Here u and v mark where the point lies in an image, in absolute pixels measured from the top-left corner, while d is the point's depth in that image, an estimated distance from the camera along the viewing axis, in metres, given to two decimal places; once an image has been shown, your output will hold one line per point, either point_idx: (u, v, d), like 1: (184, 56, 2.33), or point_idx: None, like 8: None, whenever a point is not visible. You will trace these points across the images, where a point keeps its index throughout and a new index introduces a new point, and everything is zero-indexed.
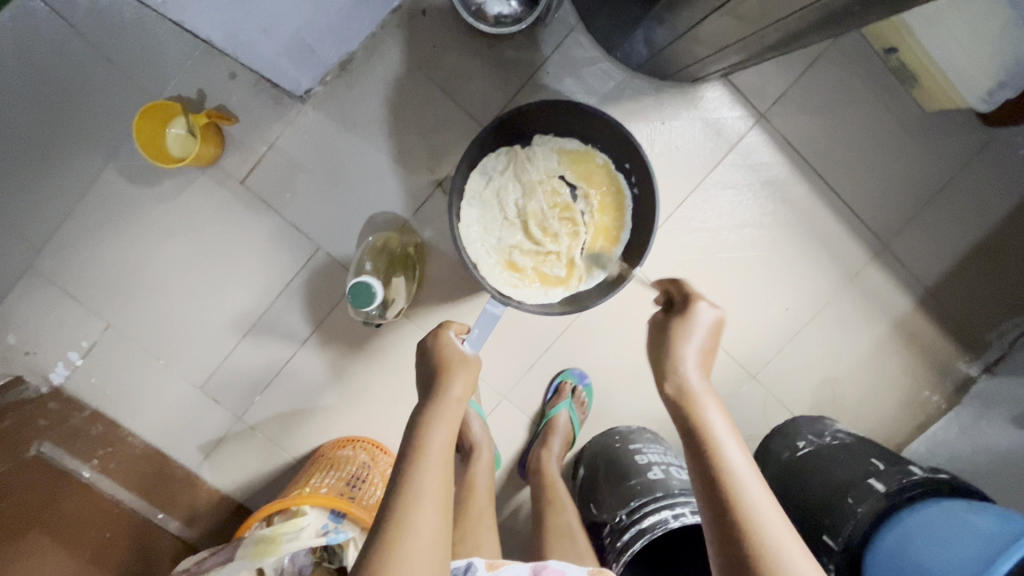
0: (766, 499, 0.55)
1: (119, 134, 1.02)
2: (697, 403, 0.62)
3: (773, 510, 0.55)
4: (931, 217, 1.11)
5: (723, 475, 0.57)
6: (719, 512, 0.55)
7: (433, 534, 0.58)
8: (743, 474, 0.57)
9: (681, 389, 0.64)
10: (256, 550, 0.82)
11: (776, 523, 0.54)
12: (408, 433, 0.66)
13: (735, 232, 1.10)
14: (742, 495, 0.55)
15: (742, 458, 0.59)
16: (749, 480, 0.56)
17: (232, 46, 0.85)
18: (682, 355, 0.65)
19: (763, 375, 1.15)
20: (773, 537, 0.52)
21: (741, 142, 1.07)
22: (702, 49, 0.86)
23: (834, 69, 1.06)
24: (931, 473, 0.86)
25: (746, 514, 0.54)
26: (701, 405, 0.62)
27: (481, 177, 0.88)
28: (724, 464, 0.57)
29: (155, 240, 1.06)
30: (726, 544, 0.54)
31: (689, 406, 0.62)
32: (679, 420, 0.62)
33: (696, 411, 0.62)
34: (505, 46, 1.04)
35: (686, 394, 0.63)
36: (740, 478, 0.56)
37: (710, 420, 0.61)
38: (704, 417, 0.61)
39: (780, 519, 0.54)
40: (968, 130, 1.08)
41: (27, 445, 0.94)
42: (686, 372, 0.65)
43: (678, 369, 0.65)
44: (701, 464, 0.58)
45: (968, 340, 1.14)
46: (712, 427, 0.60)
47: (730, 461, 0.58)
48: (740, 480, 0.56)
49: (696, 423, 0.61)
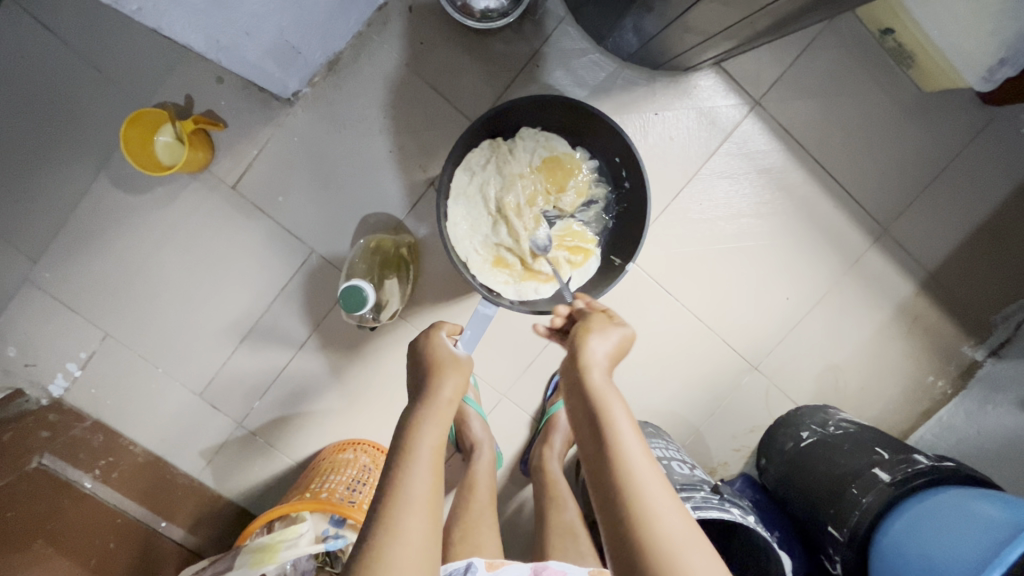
0: (673, 508, 0.53)
1: (107, 143, 1.01)
2: (605, 404, 0.59)
3: (680, 519, 0.53)
4: (933, 199, 1.09)
5: (632, 489, 0.53)
6: (625, 535, 0.52)
7: (421, 540, 0.57)
8: (650, 479, 0.54)
9: (592, 390, 0.60)
10: (253, 558, 0.83)
11: (680, 534, 0.52)
12: (396, 437, 0.65)
13: (733, 222, 1.08)
14: (647, 499, 0.53)
15: (647, 459, 0.56)
16: (657, 488, 0.54)
17: (213, 50, 0.82)
18: (591, 356, 0.62)
19: (765, 366, 1.14)
20: (679, 554, 0.50)
21: (736, 130, 1.06)
22: (693, 36, 0.84)
23: (829, 51, 1.04)
24: (938, 461, 0.84)
25: (653, 530, 0.52)
26: (610, 405, 0.59)
27: (465, 173, 0.86)
28: (631, 470, 0.55)
29: (148, 247, 1.05)
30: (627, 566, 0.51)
31: (600, 409, 0.59)
32: (586, 422, 0.59)
33: (604, 410, 0.59)
34: (493, 40, 1.03)
35: (595, 395, 0.60)
36: (646, 479, 0.54)
37: (617, 420, 0.58)
38: (614, 418, 0.58)
39: (686, 528, 0.53)
40: (968, 109, 1.06)
41: (30, 457, 0.96)
42: (594, 373, 0.61)
43: (585, 370, 0.62)
44: (607, 476, 0.55)
45: (973, 324, 1.12)
46: (621, 427, 0.58)
47: (639, 466, 0.55)
48: (645, 488, 0.54)
49: (602, 429, 0.58)
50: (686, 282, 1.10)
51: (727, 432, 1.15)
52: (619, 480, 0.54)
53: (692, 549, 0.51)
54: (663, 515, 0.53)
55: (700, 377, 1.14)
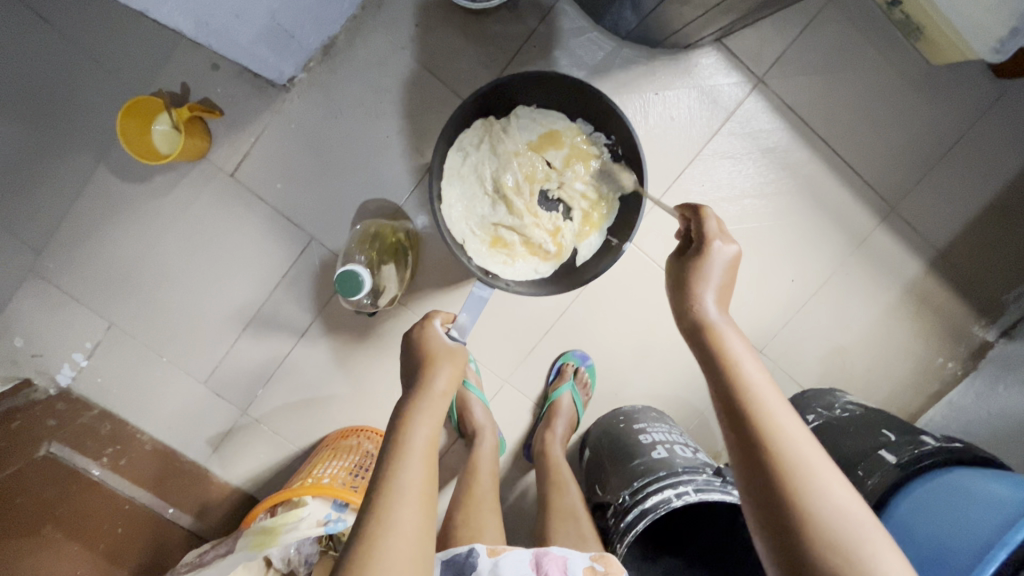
0: (799, 429, 0.55)
1: (106, 133, 1.02)
2: (721, 335, 0.62)
3: (806, 437, 0.54)
4: (942, 177, 1.06)
5: (759, 408, 0.55)
6: (756, 458, 0.53)
7: (416, 529, 0.57)
8: (773, 401, 0.56)
9: (707, 325, 0.63)
10: (255, 541, 0.85)
11: (810, 455, 0.53)
12: (390, 429, 0.65)
13: (736, 203, 1.06)
14: (773, 417, 0.55)
15: (771, 388, 0.58)
16: (785, 415, 0.55)
17: (203, 33, 0.80)
18: (700, 293, 0.64)
19: (771, 349, 1.12)
20: (815, 479, 0.51)
21: (739, 109, 1.03)
22: (690, 10, 0.82)
23: (834, 26, 1.01)
24: (945, 443, 0.82)
25: (783, 452, 0.53)
26: (726, 335, 0.62)
27: (458, 154, 0.85)
28: (753, 396, 0.56)
29: (149, 237, 1.06)
30: (763, 492, 0.52)
31: (717, 341, 0.61)
32: (705, 358, 0.62)
33: (719, 341, 0.61)
34: (489, 21, 1.01)
35: (710, 328, 0.62)
36: (770, 401, 0.56)
37: (735, 349, 0.60)
38: (729, 348, 0.60)
39: (818, 452, 0.53)
40: (979, 83, 1.03)
41: (37, 445, 0.95)
42: (707, 306, 0.64)
43: (697, 307, 0.64)
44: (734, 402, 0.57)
45: (984, 303, 1.10)
46: (738, 356, 0.60)
47: (764, 395, 0.56)
48: (769, 407, 0.56)
49: (721, 356, 0.60)
50: None
51: None
52: (746, 403, 0.56)
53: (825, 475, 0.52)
54: (793, 439, 0.54)
55: None
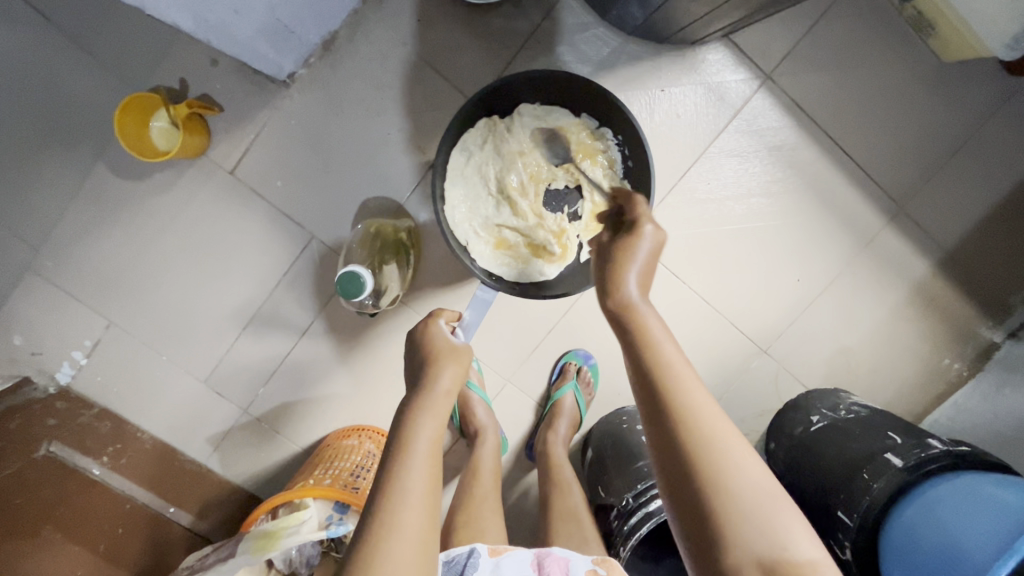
0: (717, 417, 0.52)
1: (103, 129, 1.00)
2: (641, 318, 0.57)
3: (725, 426, 0.52)
4: (951, 176, 1.04)
5: (677, 398, 0.52)
6: (674, 453, 0.51)
7: (419, 533, 0.56)
8: (693, 389, 0.53)
9: (624, 309, 0.58)
10: (258, 544, 0.82)
11: (729, 446, 0.50)
12: (393, 430, 0.63)
13: (742, 201, 1.05)
14: (691, 407, 0.52)
15: (686, 365, 0.55)
16: (704, 404, 0.52)
17: (203, 29, 0.78)
18: (622, 273, 0.60)
19: (775, 349, 1.11)
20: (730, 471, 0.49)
21: (746, 106, 1.02)
22: (699, 6, 0.81)
23: (844, 22, 0.99)
24: (952, 446, 0.81)
25: (699, 445, 0.50)
26: (643, 314, 0.58)
27: (461, 154, 0.83)
28: (670, 376, 0.53)
29: (149, 234, 1.05)
30: (679, 485, 0.50)
31: (635, 326, 0.57)
32: (624, 343, 0.57)
33: (638, 321, 0.57)
34: (492, 16, 1.00)
35: (627, 307, 0.58)
36: (690, 390, 0.53)
37: (653, 328, 0.57)
38: (650, 334, 0.56)
39: (734, 439, 0.51)
40: (990, 80, 1.01)
41: (36, 445, 0.95)
42: (627, 288, 0.59)
43: (615, 290, 0.59)
44: (651, 391, 0.53)
45: (991, 304, 1.08)
46: (656, 335, 0.56)
47: (680, 376, 0.53)
48: (687, 397, 0.52)
49: (639, 342, 0.56)
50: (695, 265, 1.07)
51: (734, 417, 1.14)
52: (662, 392, 0.53)
53: (741, 460, 0.50)
54: (709, 429, 0.51)
55: (708, 361, 1.12)
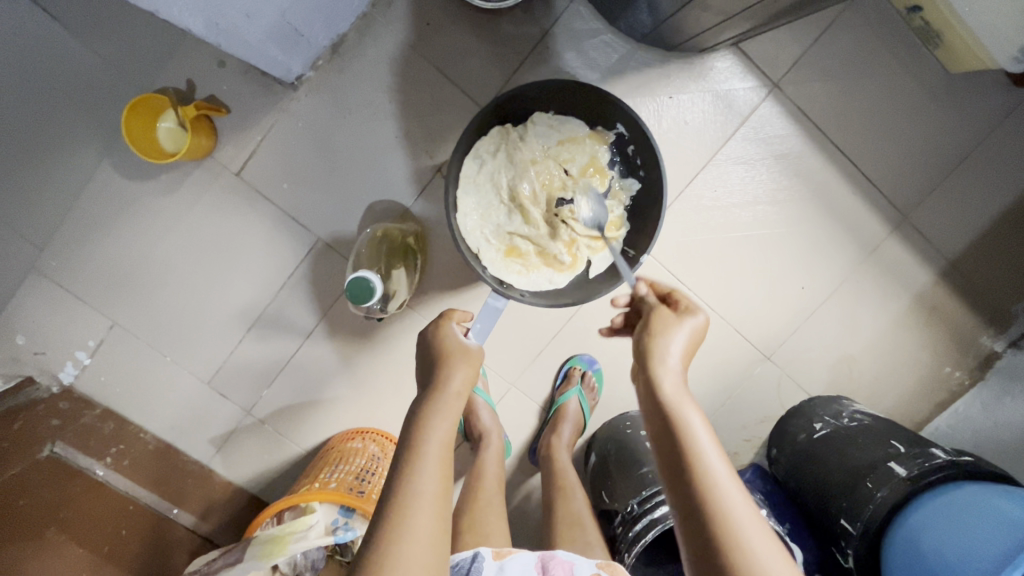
0: (756, 523, 0.50)
1: (109, 129, 1.00)
2: (680, 407, 0.56)
3: (764, 535, 0.50)
4: (956, 186, 1.05)
5: (716, 502, 0.51)
6: (713, 561, 0.49)
7: (430, 536, 0.56)
8: (732, 492, 0.51)
9: (664, 396, 0.57)
10: (265, 550, 0.82)
11: (768, 558, 0.48)
12: (405, 431, 0.64)
13: (748, 209, 1.06)
14: (730, 513, 0.50)
15: (729, 471, 0.53)
16: (744, 509, 0.51)
17: (214, 33, 0.78)
18: (664, 356, 0.60)
19: (778, 356, 1.12)
20: None
21: (753, 114, 1.02)
22: (710, 15, 0.81)
23: (852, 31, 1.00)
24: (955, 456, 0.82)
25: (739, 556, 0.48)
26: (682, 407, 0.56)
27: (474, 162, 0.84)
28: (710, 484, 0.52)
29: (154, 235, 1.04)
30: None
31: (674, 415, 0.56)
32: (661, 434, 0.56)
33: (677, 416, 0.56)
34: (501, 21, 1.00)
35: (666, 400, 0.57)
36: (728, 493, 0.51)
37: (692, 423, 0.55)
38: (689, 427, 0.55)
39: (772, 549, 0.49)
40: (997, 91, 1.01)
41: (41, 445, 0.94)
42: (669, 375, 0.59)
43: (657, 374, 0.59)
44: (689, 494, 0.52)
45: (994, 313, 1.09)
46: (696, 434, 0.55)
47: (722, 484, 0.52)
48: (727, 501, 0.51)
49: (677, 433, 0.55)
50: (700, 272, 1.08)
51: (737, 423, 1.14)
52: (702, 495, 0.51)
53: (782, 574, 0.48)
54: (747, 539, 0.49)
55: (711, 367, 1.12)
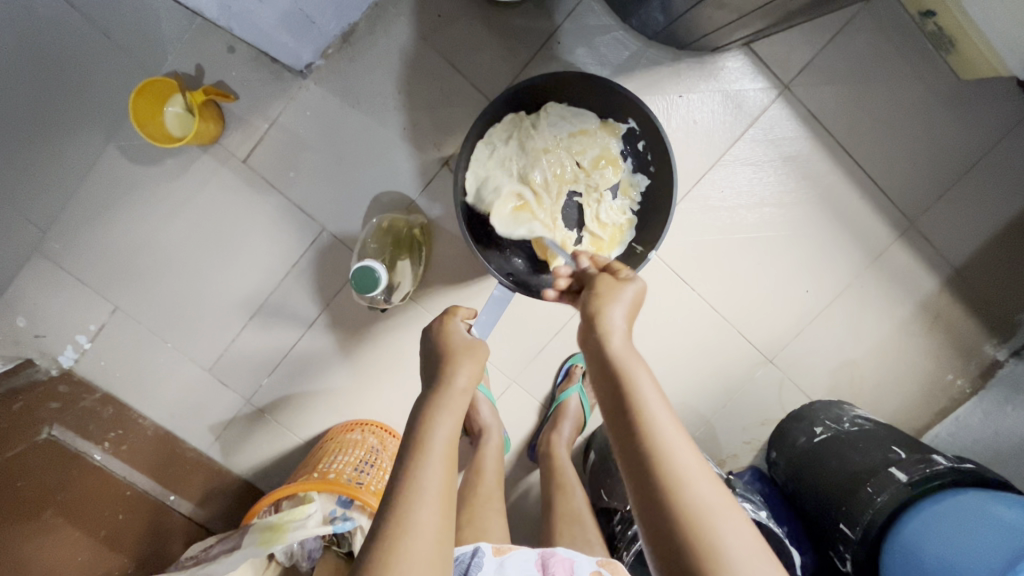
0: (701, 472, 0.51)
1: (115, 112, 0.99)
2: (630, 366, 0.57)
3: (708, 484, 0.51)
4: (963, 193, 1.05)
5: (660, 453, 0.51)
6: (658, 506, 0.50)
7: (434, 532, 0.55)
8: (680, 447, 0.52)
9: (615, 357, 0.58)
10: (262, 538, 0.81)
11: (715, 505, 0.50)
12: (410, 425, 0.64)
13: (755, 211, 1.05)
14: (676, 465, 0.51)
15: (682, 437, 0.53)
16: (689, 460, 0.52)
17: (226, 15, 0.82)
18: (608, 321, 0.60)
19: (780, 359, 1.12)
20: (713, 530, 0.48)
21: (763, 115, 1.02)
22: (723, 14, 0.80)
23: (864, 34, 1.00)
24: (956, 463, 0.82)
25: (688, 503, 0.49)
26: (636, 374, 0.56)
27: (486, 147, 0.84)
28: (660, 442, 0.52)
29: (158, 220, 1.04)
30: (662, 541, 0.49)
31: (624, 375, 0.56)
32: (609, 394, 0.57)
33: (627, 378, 0.56)
34: (513, 15, 0.99)
35: (617, 362, 0.57)
36: (677, 448, 0.52)
37: (641, 385, 0.56)
38: (638, 385, 0.56)
39: (718, 495, 0.51)
40: (1006, 100, 1.01)
41: (39, 428, 0.94)
42: (615, 335, 0.59)
43: (608, 336, 0.59)
44: (636, 450, 0.52)
45: (997, 322, 1.09)
46: (645, 393, 0.55)
47: (669, 438, 0.53)
48: (674, 452, 0.52)
49: (624, 390, 0.55)
50: (705, 273, 1.07)
51: (738, 425, 1.14)
52: (645, 449, 0.52)
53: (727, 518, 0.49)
54: (693, 488, 0.50)
55: (712, 369, 1.12)
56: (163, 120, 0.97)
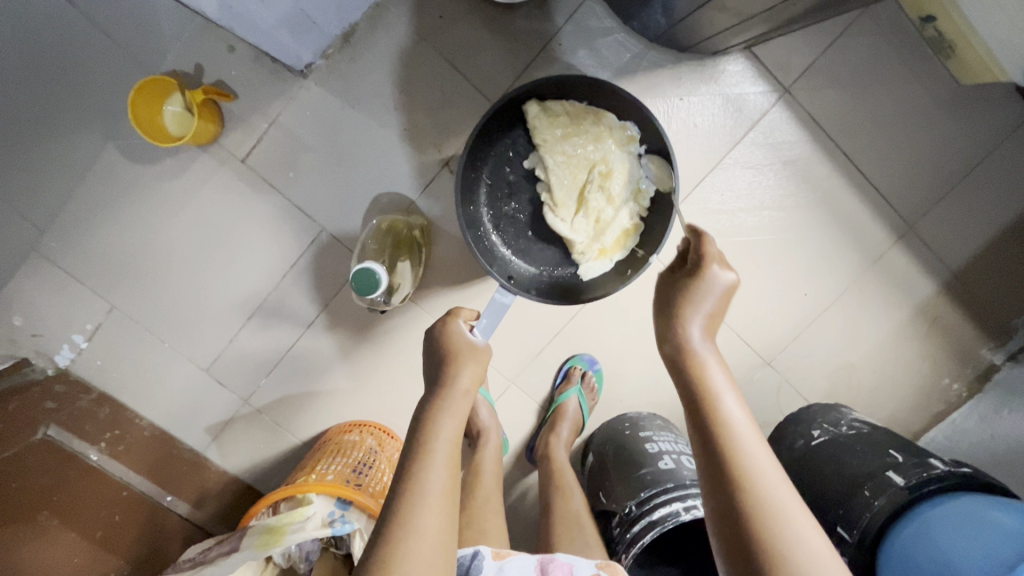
0: (777, 476, 0.53)
1: (113, 110, 0.99)
2: (703, 365, 0.60)
3: (782, 487, 0.53)
4: (961, 198, 1.05)
5: (735, 449, 0.54)
6: (726, 493, 0.53)
7: (438, 533, 0.56)
8: (755, 449, 0.54)
9: (691, 353, 0.61)
10: (260, 541, 0.81)
11: (788, 506, 0.51)
12: (414, 425, 0.64)
13: (754, 214, 1.05)
14: (750, 464, 0.53)
15: (757, 439, 0.56)
16: (763, 459, 0.54)
17: (227, 17, 0.81)
18: (687, 315, 0.62)
19: (778, 362, 1.12)
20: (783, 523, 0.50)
21: (763, 119, 1.02)
22: (725, 17, 0.80)
23: (864, 39, 1.00)
24: (953, 467, 0.81)
25: (758, 497, 0.52)
26: (710, 371, 0.60)
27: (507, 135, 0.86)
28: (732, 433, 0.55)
29: (156, 219, 1.03)
30: (729, 524, 0.52)
31: (699, 370, 0.60)
32: (684, 385, 0.60)
33: (701, 376, 0.59)
34: (514, 17, 0.99)
35: (694, 359, 0.61)
36: (751, 449, 0.54)
37: (717, 383, 0.59)
38: (711, 382, 0.59)
39: (793, 498, 0.52)
40: (1006, 105, 1.02)
41: (35, 428, 0.92)
42: (691, 331, 0.62)
43: (686, 330, 0.62)
44: (711, 441, 0.56)
45: (994, 326, 1.09)
46: (720, 392, 0.58)
47: (742, 440, 0.55)
48: (749, 452, 0.54)
49: (698, 385, 0.59)
50: None
51: None
52: (719, 443, 0.55)
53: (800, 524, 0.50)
54: (767, 484, 0.52)
55: None
56: (163, 120, 0.96)
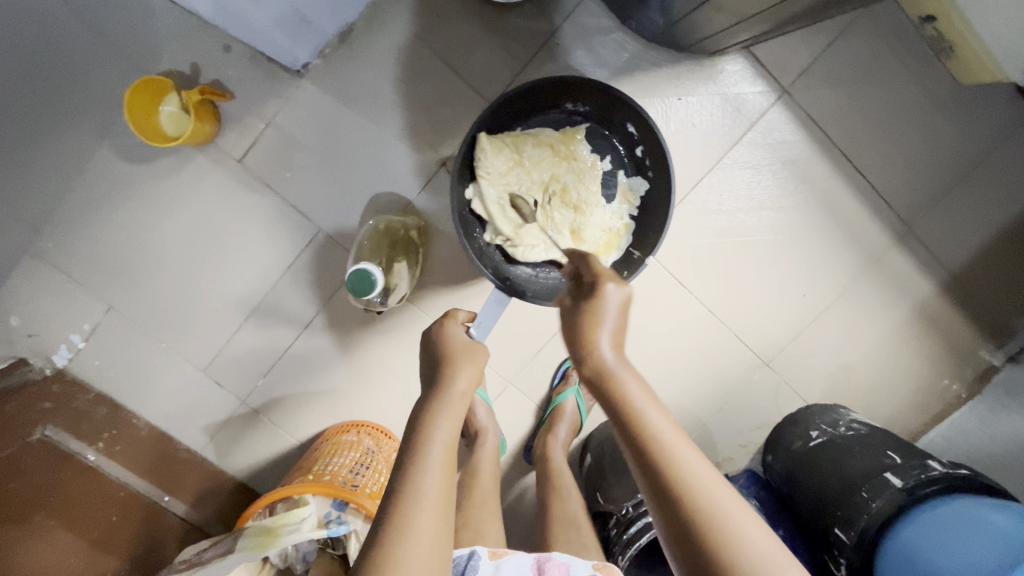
0: (708, 472, 0.52)
1: (110, 109, 0.98)
2: (620, 380, 0.57)
3: (717, 481, 0.51)
4: (960, 198, 1.05)
5: (669, 464, 0.52)
6: (671, 511, 0.50)
7: (433, 535, 0.55)
8: (685, 452, 0.53)
9: (607, 372, 0.58)
10: (257, 542, 0.82)
11: (725, 498, 0.50)
12: (410, 426, 0.63)
13: (752, 214, 1.05)
14: (686, 474, 0.51)
15: (682, 437, 0.54)
16: (694, 460, 0.52)
17: (221, 15, 0.87)
18: (593, 338, 0.59)
19: (777, 363, 1.12)
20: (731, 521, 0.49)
21: (762, 119, 1.02)
22: (722, 17, 0.80)
23: (862, 39, 0.99)
24: (952, 469, 0.81)
25: (700, 503, 0.50)
26: (627, 384, 0.57)
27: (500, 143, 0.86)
28: (663, 445, 0.53)
29: (153, 219, 1.03)
30: (681, 543, 0.50)
31: (615, 388, 0.56)
32: (607, 408, 0.57)
33: (620, 393, 0.56)
34: (512, 16, 0.99)
35: (610, 377, 0.57)
36: (683, 455, 0.52)
37: (637, 396, 0.56)
38: (630, 396, 0.56)
39: (726, 489, 0.51)
40: (1005, 105, 1.01)
41: (32, 428, 0.92)
42: (603, 350, 0.59)
43: (594, 352, 0.58)
44: (643, 460, 0.53)
45: (993, 327, 1.09)
46: (642, 404, 0.55)
47: (673, 449, 0.53)
48: (681, 459, 0.52)
49: (619, 404, 0.56)
50: (702, 277, 1.07)
51: (734, 428, 1.14)
52: (653, 462, 0.52)
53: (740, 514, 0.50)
54: (704, 486, 0.51)
55: (709, 372, 1.12)
56: (160, 119, 0.96)
